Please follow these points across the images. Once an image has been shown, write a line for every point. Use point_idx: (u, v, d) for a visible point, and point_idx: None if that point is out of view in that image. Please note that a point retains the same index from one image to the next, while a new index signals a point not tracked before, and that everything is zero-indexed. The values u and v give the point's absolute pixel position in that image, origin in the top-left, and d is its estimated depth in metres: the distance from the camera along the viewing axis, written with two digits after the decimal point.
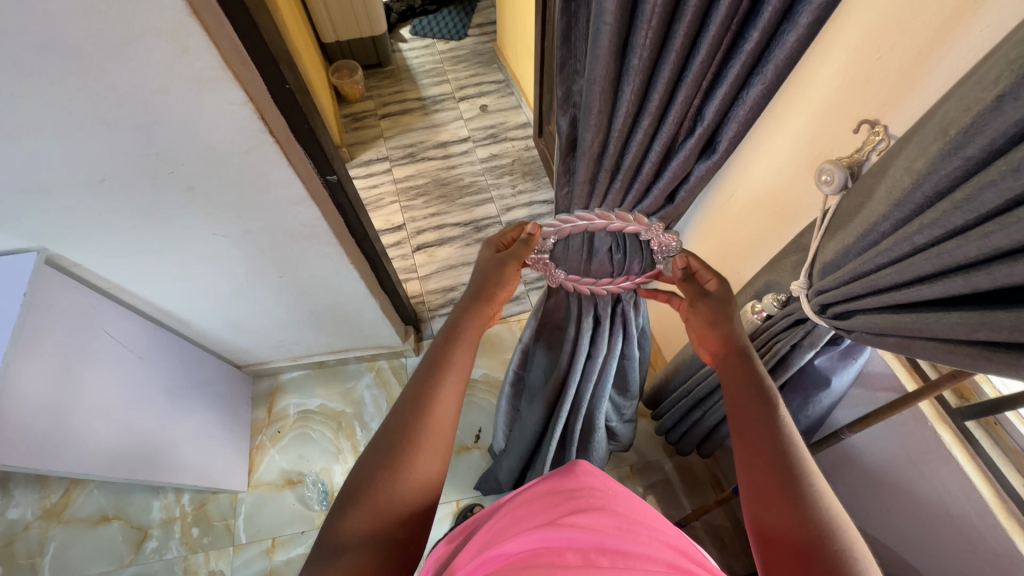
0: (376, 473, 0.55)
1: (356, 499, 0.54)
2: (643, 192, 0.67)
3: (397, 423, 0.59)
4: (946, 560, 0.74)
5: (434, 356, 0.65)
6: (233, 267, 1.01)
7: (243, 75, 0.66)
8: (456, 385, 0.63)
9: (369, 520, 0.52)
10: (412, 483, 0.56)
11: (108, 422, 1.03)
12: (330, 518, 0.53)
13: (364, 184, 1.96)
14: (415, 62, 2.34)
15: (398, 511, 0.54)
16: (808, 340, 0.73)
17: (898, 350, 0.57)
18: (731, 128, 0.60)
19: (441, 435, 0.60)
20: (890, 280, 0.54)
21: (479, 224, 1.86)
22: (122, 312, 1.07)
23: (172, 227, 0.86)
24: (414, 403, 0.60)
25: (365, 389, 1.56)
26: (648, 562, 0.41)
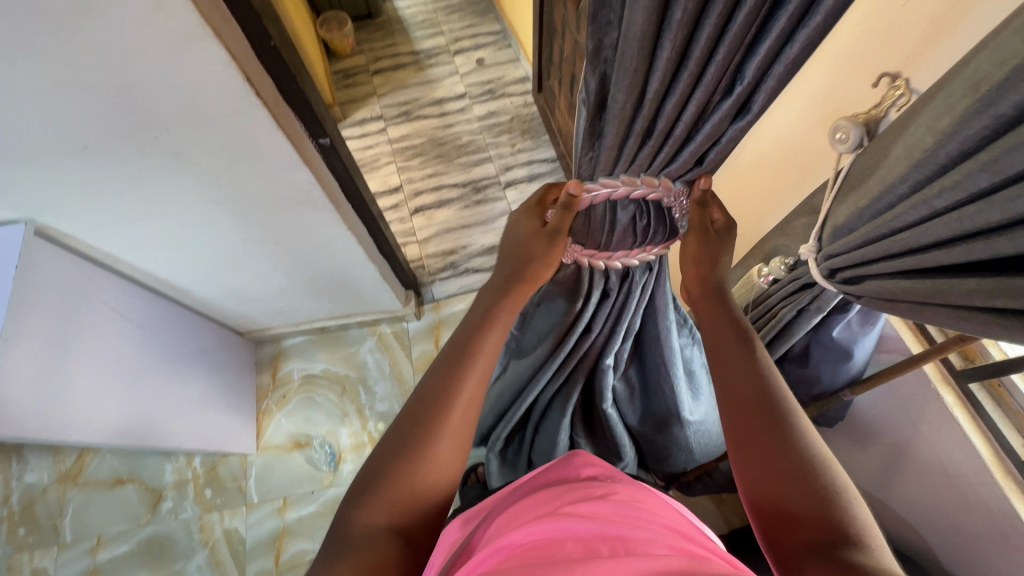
0: (394, 462, 0.56)
1: (375, 487, 0.54)
2: (672, 155, 0.63)
3: (417, 411, 0.59)
4: (939, 515, 0.76)
5: (458, 345, 0.65)
6: (228, 235, 0.99)
7: (224, 33, 0.62)
8: (478, 381, 0.62)
9: (387, 510, 0.53)
10: (428, 474, 0.56)
11: (114, 391, 1.04)
12: (350, 504, 0.54)
13: (358, 145, 1.90)
14: (406, 12, 2.22)
15: (415, 501, 0.55)
16: (815, 306, 0.72)
17: (908, 315, 0.56)
18: (765, 89, 0.55)
19: (461, 428, 0.59)
20: (905, 245, 0.52)
21: (478, 185, 1.82)
22: (119, 283, 1.06)
23: (162, 195, 0.84)
24: (435, 393, 0.60)
25: (368, 353, 1.57)
26: (651, 547, 0.41)
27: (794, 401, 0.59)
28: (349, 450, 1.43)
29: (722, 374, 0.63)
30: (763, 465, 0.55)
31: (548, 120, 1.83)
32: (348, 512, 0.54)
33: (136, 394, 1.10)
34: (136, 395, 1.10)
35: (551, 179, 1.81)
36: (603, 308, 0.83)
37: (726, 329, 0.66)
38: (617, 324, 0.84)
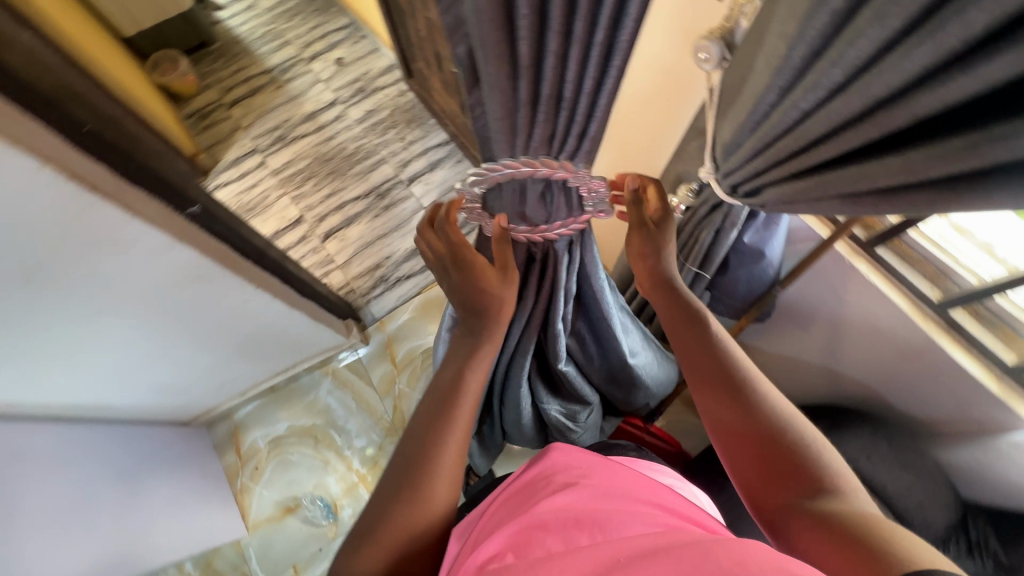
0: (383, 516, 0.53)
1: (370, 532, 0.53)
2: (574, 134, 0.52)
3: (405, 457, 0.57)
4: (880, 368, 0.84)
5: (439, 390, 0.63)
6: (126, 336, 0.89)
7: (23, 135, 0.53)
8: (469, 411, 0.61)
9: (377, 564, 0.51)
10: (420, 524, 0.54)
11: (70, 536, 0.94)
12: (339, 565, 0.52)
13: (241, 188, 1.75)
14: (242, 30, 2.03)
15: (407, 554, 0.53)
16: (728, 224, 0.74)
17: (811, 211, 0.59)
18: (630, 20, 0.40)
19: (451, 477, 0.57)
20: (789, 150, 0.55)
21: (381, 190, 1.74)
22: (22, 426, 0.94)
23: (31, 326, 0.73)
24: (418, 443, 0.58)
25: (328, 395, 1.51)
26: (620, 525, 0.44)
27: (761, 375, 0.61)
28: (343, 495, 1.39)
29: (688, 361, 0.65)
30: (746, 449, 0.56)
31: (430, 103, 1.77)
32: (335, 574, 0.51)
33: (92, 530, 1.00)
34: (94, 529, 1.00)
35: (451, 162, 1.77)
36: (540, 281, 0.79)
37: (681, 313, 0.67)
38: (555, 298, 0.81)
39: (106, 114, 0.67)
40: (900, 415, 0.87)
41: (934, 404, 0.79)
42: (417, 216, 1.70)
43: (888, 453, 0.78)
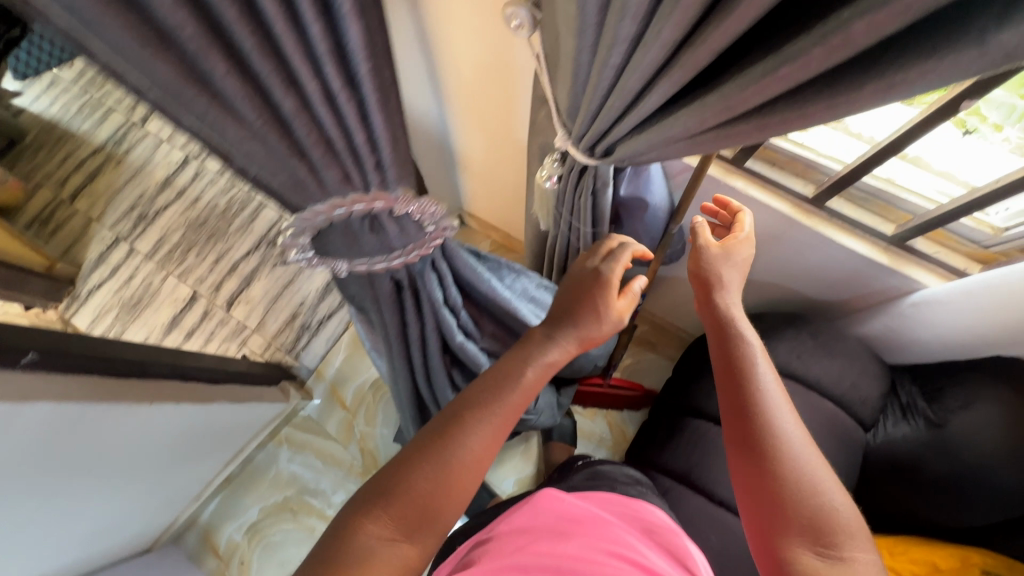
0: (409, 476, 0.56)
1: (389, 493, 0.55)
2: (368, 165, 0.46)
3: (441, 430, 0.59)
4: (787, 268, 0.86)
5: (497, 373, 0.65)
6: (17, 511, 0.78)
7: None
8: (515, 404, 0.63)
9: (388, 524, 0.54)
10: (441, 494, 0.56)
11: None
12: (355, 512, 0.55)
13: (117, 283, 1.58)
14: (53, 110, 1.79)
15: (416, 522, 0.55)
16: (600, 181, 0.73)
17: (663, 158, 0.58)
18: (339, 71, 0.38)
19: (486, 456, 0.59)
20: (619, 107, 0.52)
21: (271, 237, 1.62)
22: None
23: None
24: (461, 411, 0.60)
25: (290, 464, 1.43)
26: (583, 547, 0.63)
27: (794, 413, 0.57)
28: None
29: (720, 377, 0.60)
30: (753, 479, 0.54)
31: None
32: (351, 518, 0.54)
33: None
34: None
35: None
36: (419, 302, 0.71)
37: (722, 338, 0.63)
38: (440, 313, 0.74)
39: None
40: (817, 303, 0.90)
41: (842, 287, 0.82)
42: None
43: (814, 347, 0.81)
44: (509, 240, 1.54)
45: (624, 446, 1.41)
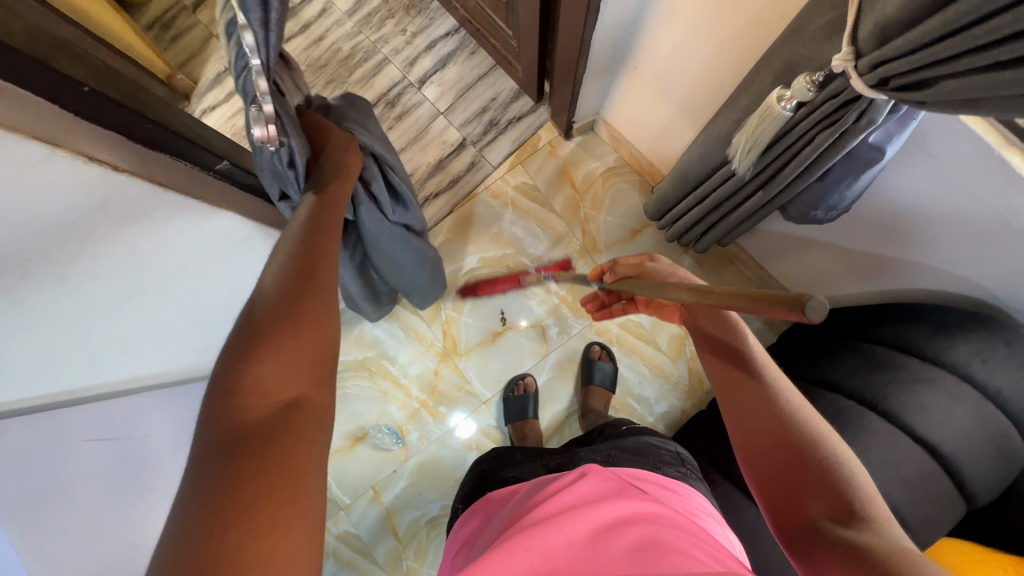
0: (264, 345, 0.51)
1: (243, 366, 0.49)
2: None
3: (280, 291, 0.56)
4: (1002, 266, 0.77)
5: (304, 229, 0.62)
6: (176, 312, 0.81)
7: (30, 122, 0.40)
8: (328, 246, 0.62)
9: (272, 386, 0.49)
10: (303, 339, 0.53)
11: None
12: (213, 406, 0.47)
13: (233, 111, 1.54)
14: None
15: (291, 370, 0.51)
16: (862, 123, 0.63)
17: (999, 111, 0.47)
18: None
19: (328, 306, 0.58)
20: (994, 35, 0.43)
21: (390, 98, 1.52)
22: (93, 408, 0.88)
23: (78, 325, 0.64)
24: (292, 275, 0.57)
25: (374, 327, 1.47)
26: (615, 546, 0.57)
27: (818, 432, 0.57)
28: (408, 422, 1.43)
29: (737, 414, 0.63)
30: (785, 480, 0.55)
31: None
32: (218, 424, 0.46)
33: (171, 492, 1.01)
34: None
35: (465, 55, 1.53)
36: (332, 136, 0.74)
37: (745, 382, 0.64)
38: (366, 168, 0.77)
39: (106, 64, 0.51)
40: (1009, 308, 0.82)
41: None
42: (436, 123, 1.51)
43: (1007, 355, 0.74)
44: (637, 158, 1.44)
45: (700, 393, 1.41)
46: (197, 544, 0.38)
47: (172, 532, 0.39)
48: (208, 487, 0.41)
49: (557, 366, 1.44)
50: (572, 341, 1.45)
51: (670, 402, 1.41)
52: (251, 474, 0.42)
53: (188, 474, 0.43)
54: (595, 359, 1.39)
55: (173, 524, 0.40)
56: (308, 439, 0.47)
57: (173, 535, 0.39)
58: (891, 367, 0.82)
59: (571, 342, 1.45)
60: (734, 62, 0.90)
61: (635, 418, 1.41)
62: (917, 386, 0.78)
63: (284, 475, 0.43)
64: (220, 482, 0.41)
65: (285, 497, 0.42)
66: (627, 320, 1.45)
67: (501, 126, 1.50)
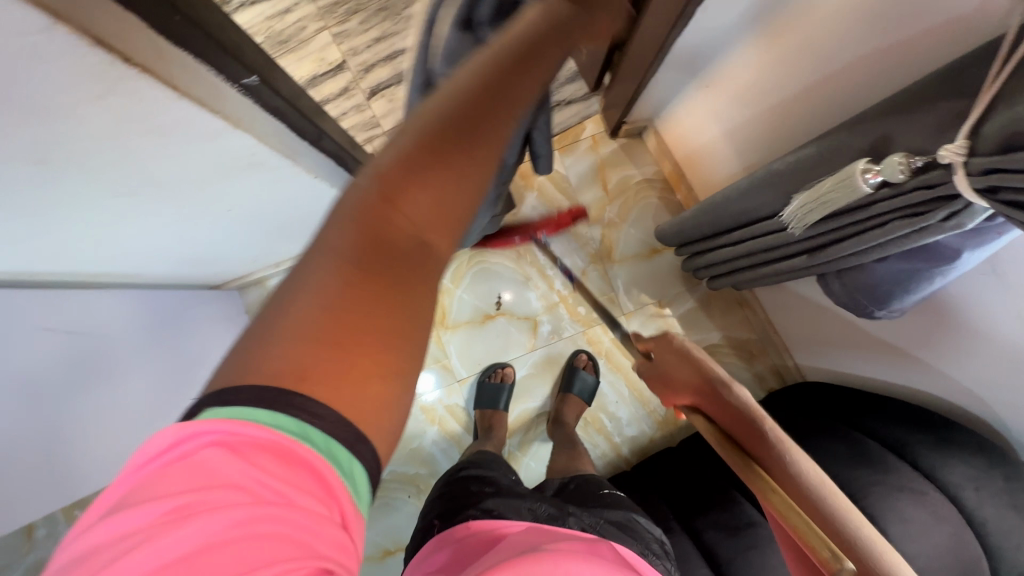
0: (423, 168, 0.40)
1: (398, 181, 0.39)
2: None
3: (460, 98, 0.42)
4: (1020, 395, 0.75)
5: (505, 40, 0.47)
6: (161, 221, 0.74)
7: None
8: (531, 71, 0.47)
9: (407, 223, 0.39)
10: (461, 187, 0.42)
11: (103, 423, 0.89)
12: (345, 212, 0.39)
13: (273, 11, 1.43)
14: None
15: (432, 214, 0.40)
16: (945, 223, 0.58)
17: None
18: None
19: (492, 147, 0.44)
20: None
21: None
22: (50, 295, 0.80)
23: (53, 219, 0.58)
24: (486, 89, 0.43)
25: None
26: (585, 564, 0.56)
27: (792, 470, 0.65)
28: None
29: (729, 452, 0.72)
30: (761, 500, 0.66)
31: None
32: (356, 221, 0.39)
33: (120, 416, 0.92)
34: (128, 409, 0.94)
35: None
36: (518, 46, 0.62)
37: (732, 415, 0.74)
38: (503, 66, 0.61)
39: None
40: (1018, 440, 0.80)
41: None
42: None
43: (1002, 490, 0.72)
44: (678, 177, 1.37)
45: (672, 427, 1.39)
46: (277, 379, 0.33)
47: (248, 354, 0.35)
48: (308, 323, 0.35)
49: (540, 365, 1.40)
50: (561, 342, 1.41)
51: (641, 427, 1.39)
52: (343, 326, 0.35)
53: (288, 290, 0.37)
54: (580, 367, 1.36)
55: (277, 320, 0.36)
56: (408, 306, 0.38)
57: (248, 361, 0.34)
58: (882, 466, 0.80)
59: (559, 343, 1.41)
60: (818, 115, 0.82)
61: (602, 433, 1.38)
62: (901, 494, 0.76)
63: (374, 341, 0.36)
64: (320, 316, 0.35)
65: (381, 357, 0.36)
66: None
67: None
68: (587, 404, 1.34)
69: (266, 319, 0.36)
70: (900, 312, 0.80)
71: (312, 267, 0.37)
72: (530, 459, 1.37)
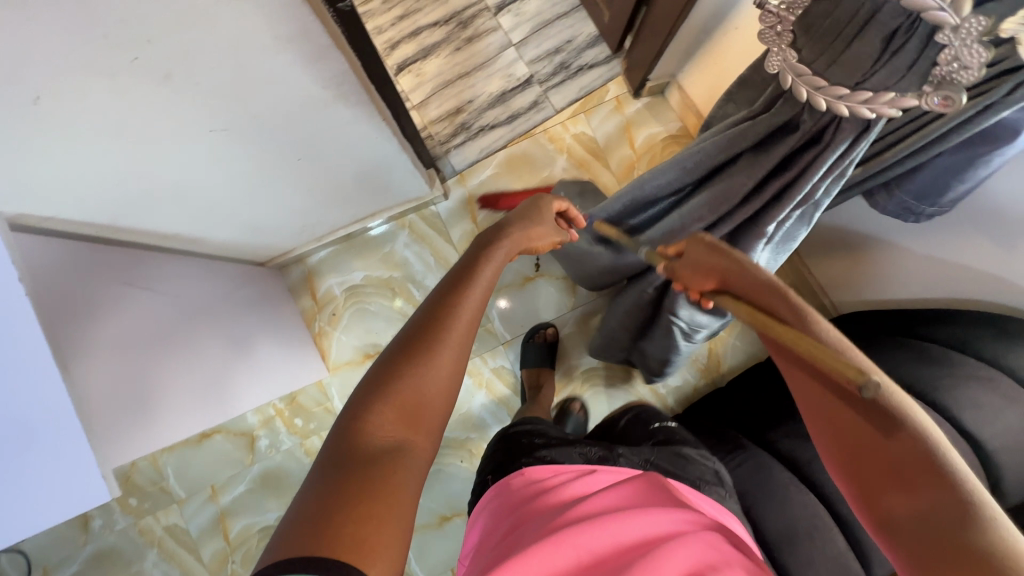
0: (404, 379, 0.59)
1: (381, 390, 0.58)
2: None
3: (395, 351, 0.62)
4: None
5: (432, 301, 0.68)
6: (237, 163, 0.77)
7: None
8: (474, 303, 0.69)
9: (388, 419, 0.56)
10: (425, 395, 0.59)
11: (170, 375, 0.90)
12: (349, 417, 0.56)
13: None
14: None
15: (414, 411, 0.58)
16: (979, 118, 0.63)
17: None
18: None
19: (451, 356, 0.63)
20: None
21: (463, 18, 1.46)
22: (131, 253, 0.86)
23: (153, 138, 0.61)
24: (416, 335, 0.63)
25: (405, 249, 1.42)
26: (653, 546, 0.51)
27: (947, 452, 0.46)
28: None
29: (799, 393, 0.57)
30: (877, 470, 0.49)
31: None
32: (338, 435, 0.54)
33: (162, 372, 0.88)
34: (182, 376, 0.92)
35: None
36: (806, 59, 0.61)
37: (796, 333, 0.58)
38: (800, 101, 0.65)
39: None
40: None
41: None
42: (505, 54, 1.46)
43: None
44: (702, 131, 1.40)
45: (715, 374, 1.42)
46: (310, 536, 0.44)
47: (280, 531, 0.46)
48: (330, 491, 0.48)
49: (582, 322, 1.43)
50: (601, 298, 1.44)
51: (685, 376, 1.42)
52: (351, 494, 0.48)
53: (307, 483, 0.50)
54: (573, 411, 1.35)
55: (291, 517, 0.47)
56: (405, 472, 0.52)
57: (279, 537, 0.46)
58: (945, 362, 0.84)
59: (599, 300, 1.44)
60: None
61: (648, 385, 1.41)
62: (971, 381, 0.80)
63: (380, 500, 0.48)
64: (318, 496, 0.48)
65: (384, 511, 0.48)
66: None
67: (571, 71, 1.46)
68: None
69: (294, 506, 0.48)
70: (948, 211, 0.85)
71: (311, 475, 0.51)
72: None
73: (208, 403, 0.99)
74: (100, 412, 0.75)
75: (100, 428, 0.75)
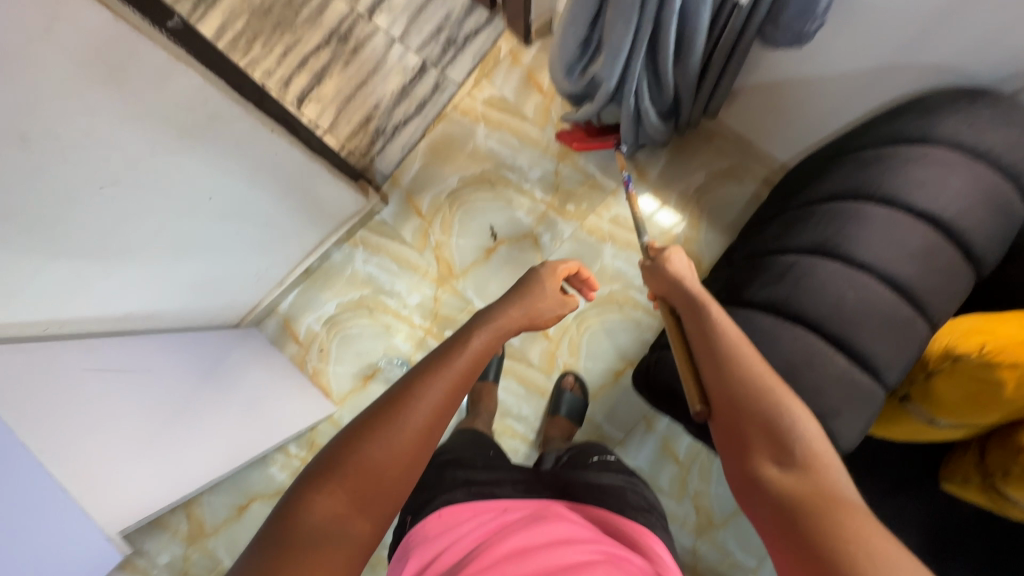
0: (362, 452, 0.51)
1: (336, 468, 0.50)
2: None
3: (362, 421, 0.54)
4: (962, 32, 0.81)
5: (421, 366, 0.58)
6: (152, 217, 0.79)
7: None
8: (461, 371, 0.58)
9: (337, 501, 0.48)
10: (385, 475, 0.51)
11: (176, 430, 0.93)
12: (298, 491, 0.49)
13: None
14: None
15: (369, 493, 0.50)
16: None
17: None
18: None
19: (427, 432, 0.54)
20: None
21: (341, 33, 1.48)
22: (87, 343, 0.85)
23: (47, 209, 0.63)
24: (389, 406, 0.54)
25: (365, 265, 1.43)
26: None
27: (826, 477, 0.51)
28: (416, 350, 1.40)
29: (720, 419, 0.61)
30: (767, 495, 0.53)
31: None
32: (285, 511, 0.48)
33: (166, 464, 0.89)
34: (188, 430, 0.95)
35: None
36: None
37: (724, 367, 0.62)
38: None
39: None
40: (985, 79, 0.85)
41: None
42: (392, 51, 1.48)
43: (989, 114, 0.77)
44: None
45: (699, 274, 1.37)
46: None
47: None
48: None
49: None
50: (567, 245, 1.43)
51: None
52: None
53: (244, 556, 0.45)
54: (567, 389, 1.35)
55: None
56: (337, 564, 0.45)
57: None
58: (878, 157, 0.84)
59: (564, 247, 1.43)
60: None
61: (640, 308, 1.41)
62: (908, 163, 0.80)
63: None
64: None
65: None
66: (617, 216, 1.43)
67: (460, 43, 1.48)
68: (577, 425, 1.33)
69: None
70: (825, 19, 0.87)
71: (250, 551, 0.46)
72: (586, 359, 1.40)
73: (224, 445, 1.02)
74: (121, 470, 0.77)
75: (125, 486, 0.77)
